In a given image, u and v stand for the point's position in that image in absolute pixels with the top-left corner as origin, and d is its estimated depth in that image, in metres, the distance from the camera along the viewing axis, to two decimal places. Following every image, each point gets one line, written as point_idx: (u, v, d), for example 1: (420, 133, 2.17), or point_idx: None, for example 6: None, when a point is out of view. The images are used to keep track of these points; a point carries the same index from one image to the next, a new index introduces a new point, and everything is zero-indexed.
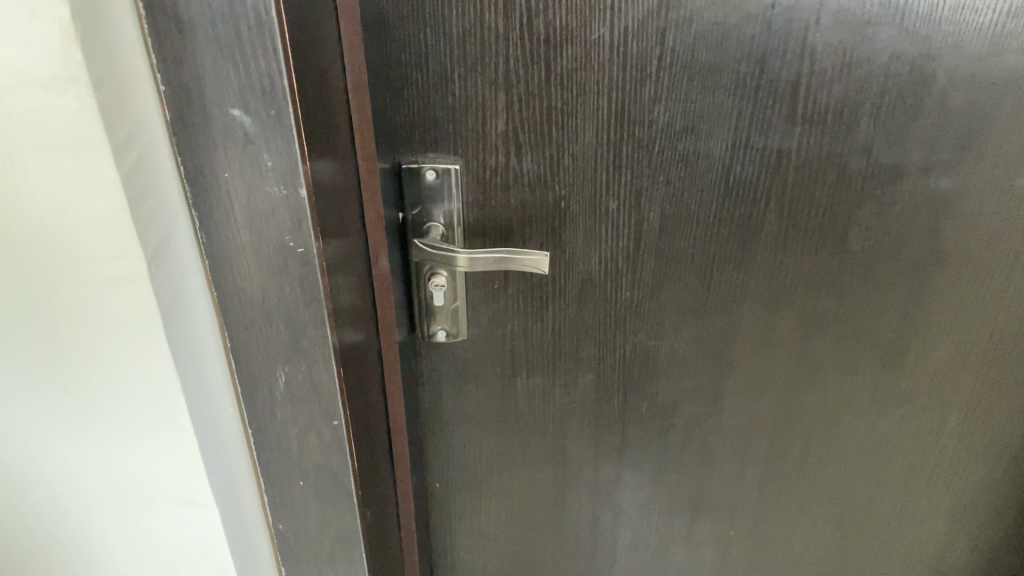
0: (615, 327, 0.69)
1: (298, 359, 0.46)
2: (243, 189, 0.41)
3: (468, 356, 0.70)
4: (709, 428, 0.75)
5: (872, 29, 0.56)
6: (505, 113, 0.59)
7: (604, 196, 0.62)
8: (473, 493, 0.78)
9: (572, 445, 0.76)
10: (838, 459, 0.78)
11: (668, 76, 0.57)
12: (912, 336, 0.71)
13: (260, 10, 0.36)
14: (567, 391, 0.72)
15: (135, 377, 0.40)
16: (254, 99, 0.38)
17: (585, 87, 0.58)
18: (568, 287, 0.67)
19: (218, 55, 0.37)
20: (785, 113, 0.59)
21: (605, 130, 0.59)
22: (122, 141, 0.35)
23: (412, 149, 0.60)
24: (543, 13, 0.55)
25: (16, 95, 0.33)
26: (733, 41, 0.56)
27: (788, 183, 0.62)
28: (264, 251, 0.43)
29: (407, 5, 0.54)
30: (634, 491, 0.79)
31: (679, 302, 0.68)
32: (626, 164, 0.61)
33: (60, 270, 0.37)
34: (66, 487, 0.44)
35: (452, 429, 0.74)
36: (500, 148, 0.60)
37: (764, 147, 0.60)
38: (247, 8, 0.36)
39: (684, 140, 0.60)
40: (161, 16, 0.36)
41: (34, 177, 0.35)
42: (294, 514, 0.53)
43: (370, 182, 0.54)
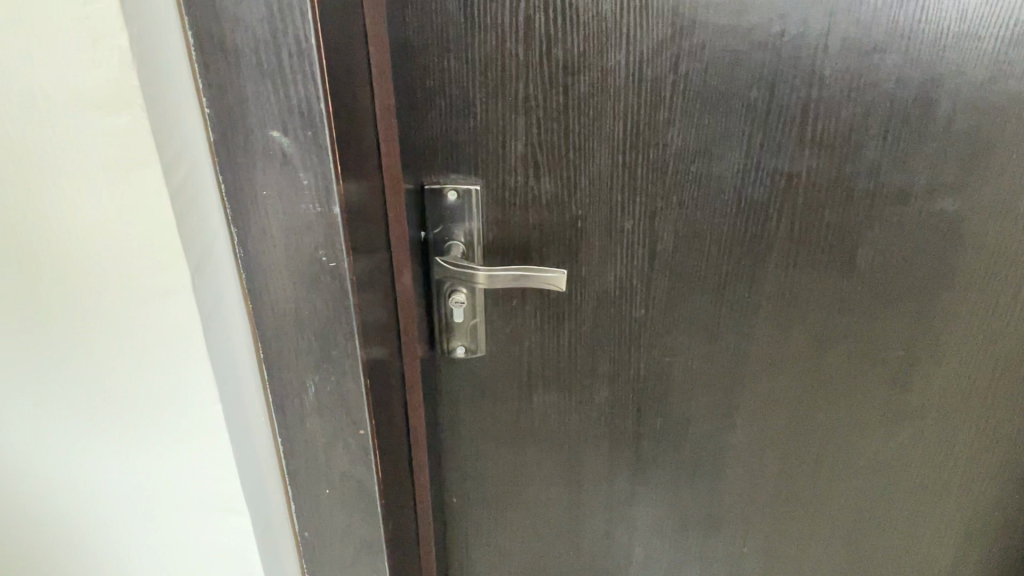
0: (630, 344, 0.71)
1: (327, 370, 0.49)
2: (280, 206, 0.43)
3: (486, 371, 0.72)
4: (722, 444, 0.77)
5: (878, 57, 0.58)
6: (524, 136, 0.61)
7: (619, 217, 0.64)
8: (490, 507, 0.80)
9: (588, 461, 0.77)
10: (850, 476, 0.79)
11: (681, 101, 0.60)
12: (921, 354, 0.72)
13: (301, 39, 0.39)
14: (582, 407, 0.74)
15: (175, 383, 0.42)
16: (293, 121, 0.41)
17: (602, 111, 0.60)
18: (583, 305, 0.69)
19: (260, 81, 0.40)
20: (794, 136, 0.61)
21: (620, 152, 0.62)
22: (172, 160, 0.37)
23: (434, 170, 0.62)
24: (561, 41, 0.57)
25: (76, 116, 0.35)
26: (744, 68, 0.58)
27: (798, 204, 0.64)
28: (297, 265, 0.45)
29: (432, 34, 0.57)
30: (647, 506, 0.81)
31: (692, 320, 0.69)
32: (640, 186, 0.63)
33: (109, 279, 0.39)
34: (105, 491, 0.46)
35: (470, 444, 0.75)
36: (520, 170, 0.62)
37: (774, 170, 0.62)
38: (289, 37, 0.39)
39: (697, 163, 0.62)
40: (207, 44, 0.38)
41: (90, 192, 0.37)
42: (319, 522, 0.55)
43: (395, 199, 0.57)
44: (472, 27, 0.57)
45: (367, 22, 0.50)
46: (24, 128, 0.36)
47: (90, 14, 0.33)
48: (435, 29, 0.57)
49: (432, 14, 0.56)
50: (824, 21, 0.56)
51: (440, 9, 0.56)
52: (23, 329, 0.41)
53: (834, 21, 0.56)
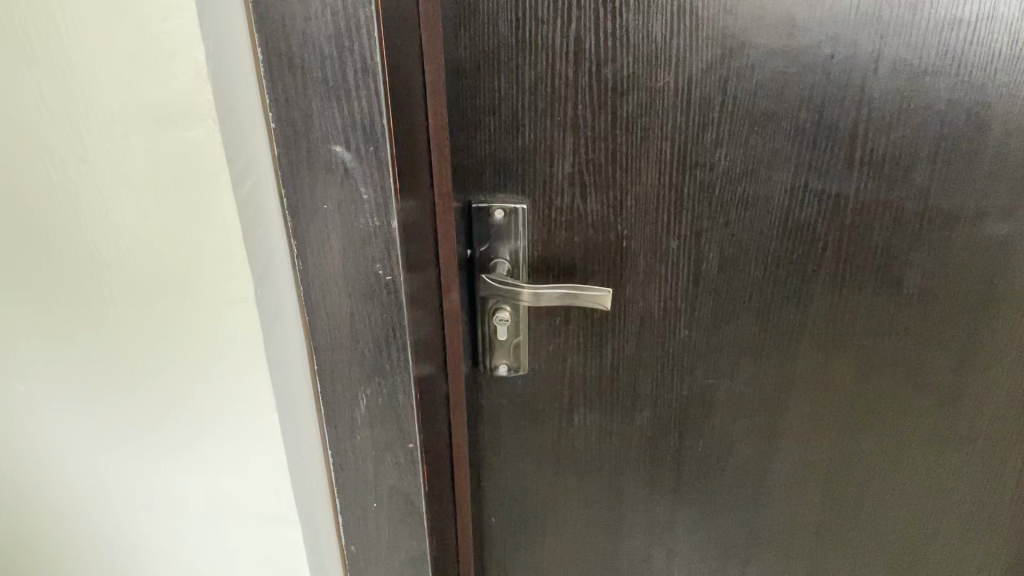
0: (672, 365, 0.71)
1: (380, 383, 0.49)
2: (339, 220, 0.44)
3: (528, 390, 0.72)
4: (765, 468, 0.76)
5: (929, 78, 0.58)
6: (571, 155, 0.61)
7: (664, 237, 0.65)
8: (529, 528, 0.79)
9: (628, 482, 0.77)
10: (894, 504, 0.78)
11: (729, 123, 0.60)
12: (969, 379, 0.71)
13: (366, 56, 0.39)
14: (624, 427, 0.74)
15: (234, 393, 0.43)
16: (356, 136, 0.41)
17: (650, 132, 0.60)
18: (627, 324, 0.69)
19: (325, 96, 0.40)
20: (843, 158, 0.61)
21: (667, 172, 0.62)
22: (240, 173, 0.38)
23: (482, 189, 0.63)
24: (610, 62, 0.58)
25: (152, 128, 0.36)
26: (793, 89, 0.58)
27: (845, 226, 0.64)
28: (354, 278, 0.45)
29: (483, 54, 0.58)
30: (688, 530, 0.80)
31: (736, 341, 0.69)
32: (686, 206, 0.63)
33: (176, 288, 0.40)
34: (160, 496, 0.47)
35: (509, 463, 0.75)
36: (566, 189, 0.63)
37: (822, 191, 0.62)
38: (355, 54, 0.39)
39: (744, 183, 0.62)
40: (275, 61, 0.39)
41: (160, 202, 0.38)
42: (366, 536, 0.55)
43: (445, 215, 0.57)
44: (523, 48, 0.57)
45: (423, 43, 0.51)
46: (101, 139, 0.37)
47: (169, 29, 0.34)
48: (487, 50, 0.58)
49: (484, 35, 0.57)
50: (875, 43, 0.57)
51: (492, 30, 0.57)
52: (88, 331, 0.42)
53: (885, 43, 0.57)
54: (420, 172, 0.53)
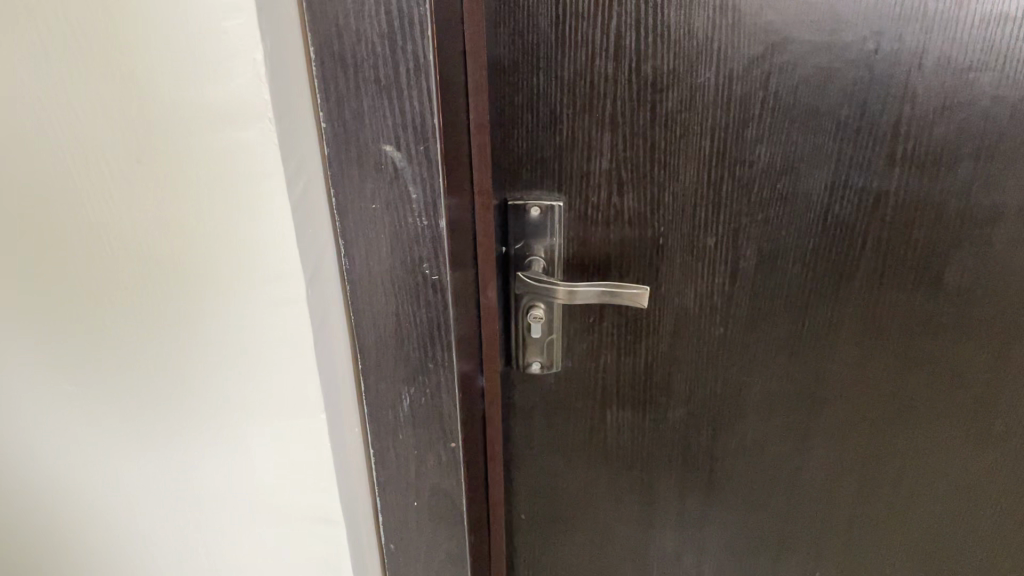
0: (707, 362, 0.70)
1: (423, 383, 0.49)
2: (388, 219, 0.43)
3: (560, 387, 0.72)
4: (798, 466, 0.76)
5: (973, 74, 0.57)
6: (609, 152, 0.61)
7: (701, 234, 0.64)
8: (559, 525, 0.79)
9: (660, 479, 0.77)
10: (929, 503, 0.78)
11: (771, 120, 0.59)
12: (1007, 377, 0.71)
13: (418, 56, 0.39)
14: (656, 424, 0.74)
15: (283, 392, 0.43)
16: (406, 136, 0.41)
17: (690, 129, 0.60)
18: (662, 322, 0.68)
19: (377, 96, 0.40)
20: (884, 155, 0.60)
21: (705, 169, 0.61)
22: (293, 172, 0.38)
23: (518, 187, 0.62)
24: (651, 58, 0.57)
25: (206, 127, 0.36)
26: (835, 86, 0.58)
27: (885, 223, 0.63)
28: (401, 277, 0.45)
29: (523, 51, 0.57)
30: (719, 528, 0.80)
31: (772, 338, 0.69)
32: (724, 203, 0.63)
33: (227, 287, 0.40)
34: (203, 494, 0.47)
35: (541, 460, 0.75)
36: (603, 186, 0.62)
37: (862, 188, 0.62)
38: (407, 54, 0.39)
39: (784, 180, 0.62)
40: (328, 61, 0.39)
41: (211, 202, 0.38)
42: (406, 536, 0.55)
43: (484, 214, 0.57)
44: (563, 44, 0.57)
45: (466, 39, 0.51)
46: (154, 139, 0.37)
47: (228, 29, 0.33)
48: (527, 47, 0.57)
49: (524, 32, 0.57)
50: (919, 39, 0.56)
51: (531, 27, 0.56)
52: (138, 330, 0.42)
53: (929, 38, 0.56)
54: (461, 169, 0.52)
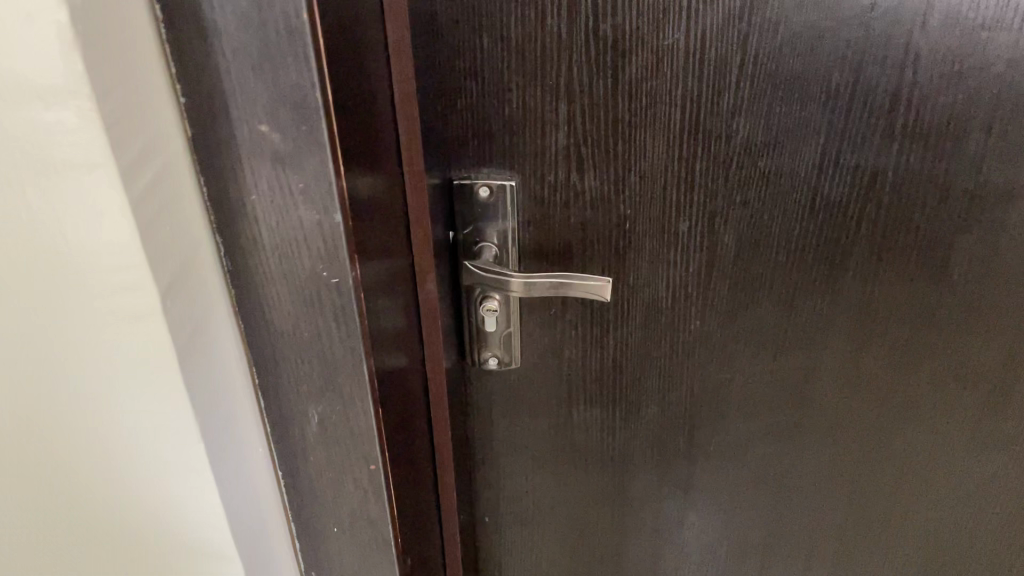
0: (682, 359, 0.63)
1: (332, 399, 0.42)
2: (273, 213, 0.36)
3: (521, 384, 0.65)
4: (785, 470, 0.69)
5: (986, 35, 0.49)
6: (566, 125, 0.53)
7: (673, 217, 0.57)
8: (525, 529, 0.73)
9: (633, 482, 0.70)
10: (929, 509, 0.71)
11: (750, 87, 0.51)
12: (1018, 375, 0.63)
13: (290, 14, 0.32)
14: (628, 424, 0.67)
15: (149, 420, 0.36)
16: (285, 113, 0.34)
17: (657, 99, 0.52)
18: (631, 314, 0.61)
19: (248, 62, 0.33)
20: (881, 128, 0.52)
21: (676, 145, 0.54)
22: (134, 160, 0.31)
23: (465, 164, 0.55)
24: (610, 16, 0.50)
25: (13, 106, 0.29)
26: (825, 48, 0.50)
27: (882, 206, 0.55)
28: (295, 280, 0.38)
29: (462, 8, 0.49)
30: (699, 533, 0.73)
31: (755, 332, 0.62)
32: (699, 184, 0.55)
33: (66, 299, 0.33)
34: (75, 536, 0.41)
35: (503, 461, 0.69)
36: (560, 164, 0.55)
37: (856, 166, 0.54)
38: (277, 12, 0.32)
39: (766, 157, 0.54)
40: (180, 21, 0.32)
41: (33, 197, 0.31)
42: (329, 563, 0.49)
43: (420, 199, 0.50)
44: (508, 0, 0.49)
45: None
46: None
47: None
48: (466, 3, 0.49)
49: None
50: None
51: None
52: None
53: None
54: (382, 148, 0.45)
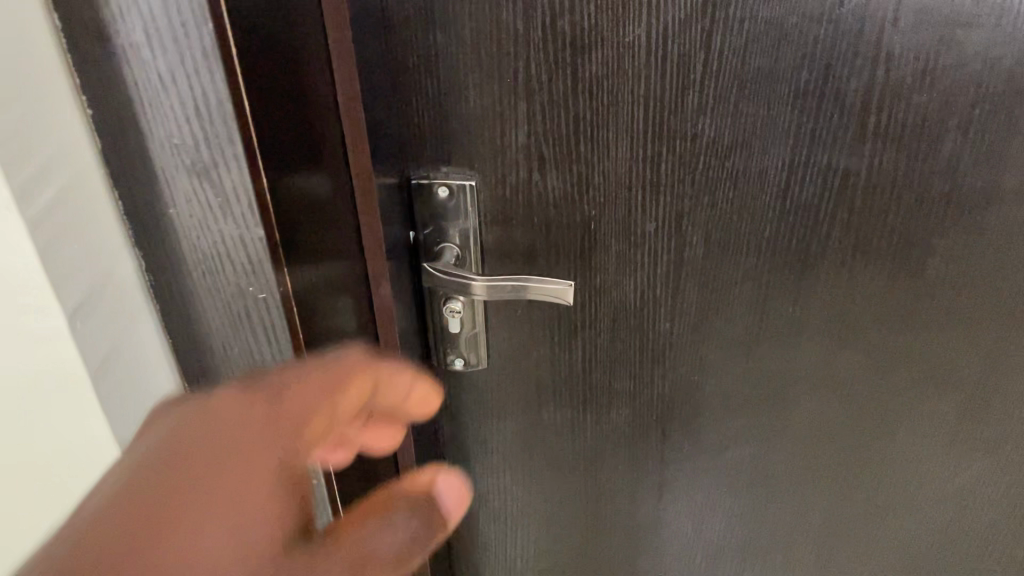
0: (653, 360, 0.62)
1: None
2: (191, 229, 0.35)
3: (489, 385, 0.64)
4: (761, 472, 0.68)
5: (962, 32, 0.46)
6: (526, 124, 0.52)
7: (640, 218, 0.55)
8: (499, 527, 0.72)
9: (607, 482, 0.69)
10: (910, 514, 0.69)
11: (714, 86, 0.50)
12: (1001, 380, 0.61)
13: (201, 34, 0.30)
14: (600, 425, 0.66)
15: (49, 401, 0.36)
16: (199, 132, 0.33)
17: (620, 97, 0.50)
18: (599, 316, 0.60)
19: (156, 74, 0.31)
20: (853, 128, 0.50)
21: (640, 144, 0.52)
22: (17, 156, 0.31)
23: (423, 163, 0.53)
24: (568, 12, 0.48)
25: None
26: (791, 45, 0.48)
27: (855, 208, 0.53)
28: (219, 294, 0.38)
29: (414, 4, 0.47)
30: (675, 533, 0.72)
31: (727, 334, 0.60)
32: (665, 184, 0.54)
33: None
34: None
35: (474, 459, 0.68)
36: (522, 164, 0.53)
37: (827, 167, 0.52)
38: (186, 31, 0.30)
39: (733, 157, 0.52)
40: (79, 28, 0.31)
41: None
42: None
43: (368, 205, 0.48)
44: None
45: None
46: None
47: None
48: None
49: None
50: None
51: None
52: None
53: None
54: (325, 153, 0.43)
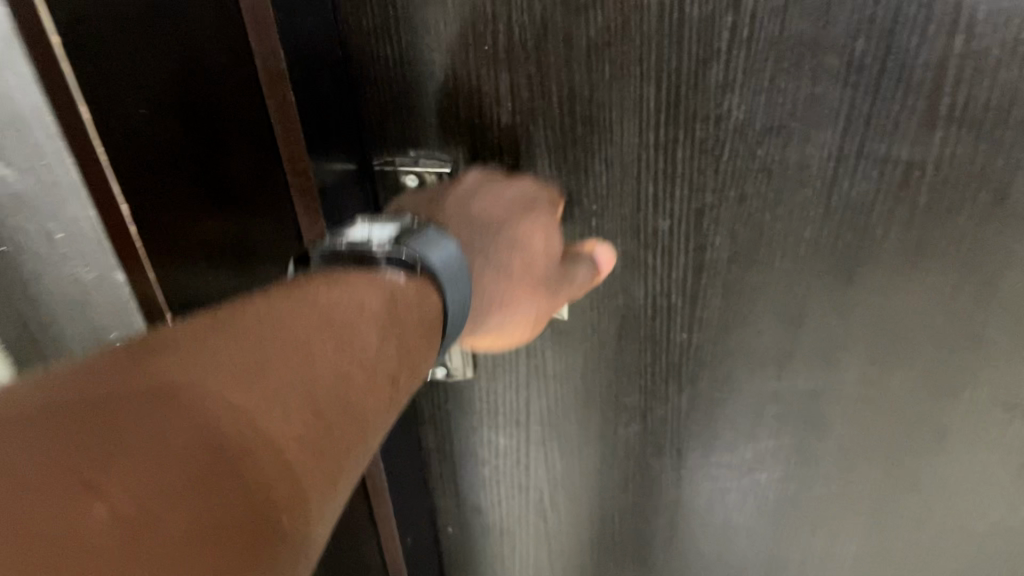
0: (665, 373, 0.53)
1: None
2: (24, 209, 0.37)
3: (478, 390, 0.56)
4: (790, 496, 0.59)
5: None
6: (509, 103, 0.42)
7: (651, 214, 0.46)
8: (494, 538, 0.66)
9: (613, 499, 0.61)
10: (962, 547, 0.59)
11: (744, 58, 0.39)
12: None
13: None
14: (605, 440, 0.58)
15: None
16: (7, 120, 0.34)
17: (625, 72, 0.41)
18: (602, 322, 0.51)
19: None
20: (921, 109, 0.40)
21: (651, 127, 0.42)
22: None
23: (384, 148, 0.45)
24: None
25: None
26: (846, 3, 0.37)
27: (919, 206, 0.43)
28: (63, 270, 0.39)
29: None
30: (691, 555, 0.64)
31: (752, 348, 0.51)
32: (682, 174, 0.44)
33: None
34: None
35: (464, 466, 0.61)
36: (505, 149, 0.44)
37: (885, 157, 0.42)
38: None
39: (768, 143, 0.42)
40: None
41: None
42: None
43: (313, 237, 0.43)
44: None
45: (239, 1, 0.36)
46: None
47: None
48: None
49: None
50: None
51: None
52: None
53: None
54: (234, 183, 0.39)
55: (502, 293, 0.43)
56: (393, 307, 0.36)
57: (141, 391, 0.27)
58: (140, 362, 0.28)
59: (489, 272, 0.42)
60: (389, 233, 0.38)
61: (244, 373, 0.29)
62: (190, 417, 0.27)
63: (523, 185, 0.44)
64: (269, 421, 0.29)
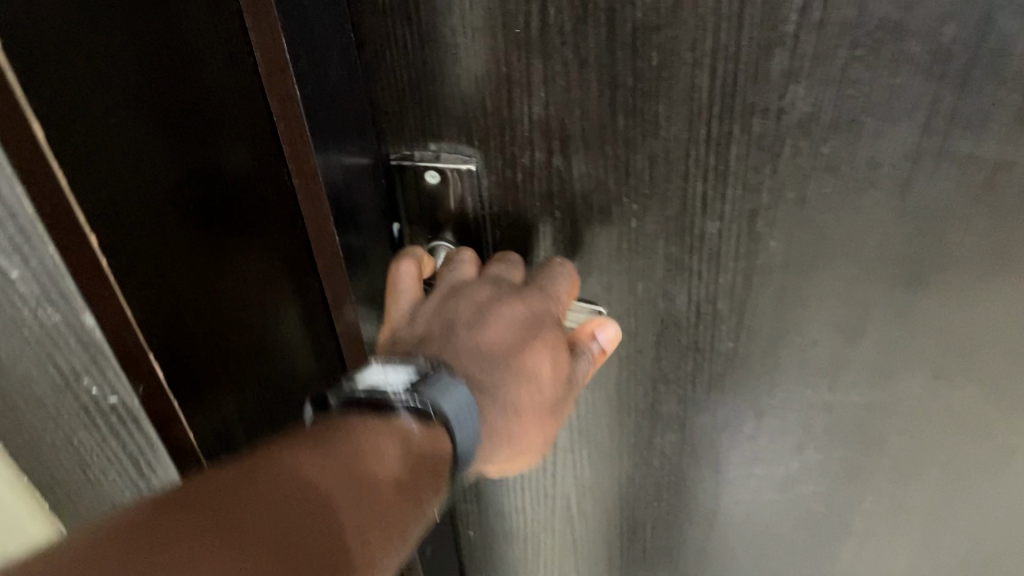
0: (708, 384, 0.49)
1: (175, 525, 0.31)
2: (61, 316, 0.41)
3: None
4: (837, 509, 0.55)
5: None
6: (541, 92, 0.38)
7: (698, 216, 0.41)
8: (519, 542, 0.62)
9: (646, 507, 0.58)
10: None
11: (813, 45, 0.34)
12: None
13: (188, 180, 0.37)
14: (640, 449, 0.54)
15: None
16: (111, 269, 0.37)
17: (674, 60, 0.36)
18: (641, 328, 0.47)
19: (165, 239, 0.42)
20: (1016, 103, 0.35)
21: (702, 120, 0.37)
22: None
23: (402, 140, 0.40)
24: None
25: None
26: None
27: (1005, 211, 0.38)
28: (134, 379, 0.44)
29: None
30: (728, 565, 0.61)
31: (805, 358, 0.46)
32: (735, 172, 0.39)
33: None
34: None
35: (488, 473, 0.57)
36: (536, 143, 0.39)
37: (970, 156, 0.37)
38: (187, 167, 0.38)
39: (835, 139, 0.37)
40: None
41: None
42: None
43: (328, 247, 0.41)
44: None
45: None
46: None
47: None
48: None
49: None
50: None
51: None
52: None
53: None
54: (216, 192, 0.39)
55: (510, 402, 0.39)
56: (410, 450, 0.35)
57: (207, 510, 0.30)
58: (164, 509, 0.30)
59: (503, 417, 0.39)
60: (404, 379, 0.36)
61: (306, 501, 0.31)
62: (257, 511, 0.30)
63: (533, 301, 0.40)
64: (313, 483, 0.32)
